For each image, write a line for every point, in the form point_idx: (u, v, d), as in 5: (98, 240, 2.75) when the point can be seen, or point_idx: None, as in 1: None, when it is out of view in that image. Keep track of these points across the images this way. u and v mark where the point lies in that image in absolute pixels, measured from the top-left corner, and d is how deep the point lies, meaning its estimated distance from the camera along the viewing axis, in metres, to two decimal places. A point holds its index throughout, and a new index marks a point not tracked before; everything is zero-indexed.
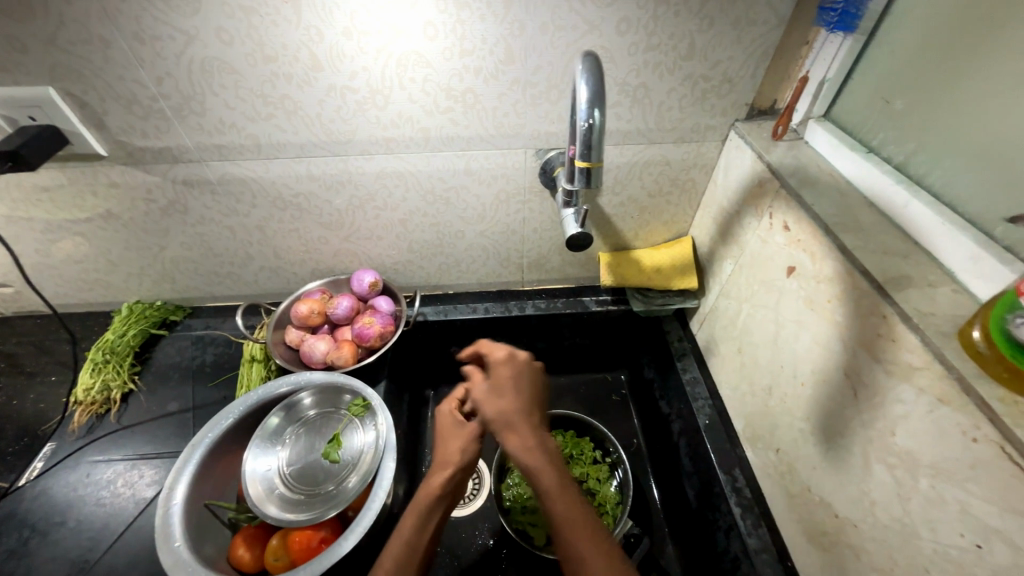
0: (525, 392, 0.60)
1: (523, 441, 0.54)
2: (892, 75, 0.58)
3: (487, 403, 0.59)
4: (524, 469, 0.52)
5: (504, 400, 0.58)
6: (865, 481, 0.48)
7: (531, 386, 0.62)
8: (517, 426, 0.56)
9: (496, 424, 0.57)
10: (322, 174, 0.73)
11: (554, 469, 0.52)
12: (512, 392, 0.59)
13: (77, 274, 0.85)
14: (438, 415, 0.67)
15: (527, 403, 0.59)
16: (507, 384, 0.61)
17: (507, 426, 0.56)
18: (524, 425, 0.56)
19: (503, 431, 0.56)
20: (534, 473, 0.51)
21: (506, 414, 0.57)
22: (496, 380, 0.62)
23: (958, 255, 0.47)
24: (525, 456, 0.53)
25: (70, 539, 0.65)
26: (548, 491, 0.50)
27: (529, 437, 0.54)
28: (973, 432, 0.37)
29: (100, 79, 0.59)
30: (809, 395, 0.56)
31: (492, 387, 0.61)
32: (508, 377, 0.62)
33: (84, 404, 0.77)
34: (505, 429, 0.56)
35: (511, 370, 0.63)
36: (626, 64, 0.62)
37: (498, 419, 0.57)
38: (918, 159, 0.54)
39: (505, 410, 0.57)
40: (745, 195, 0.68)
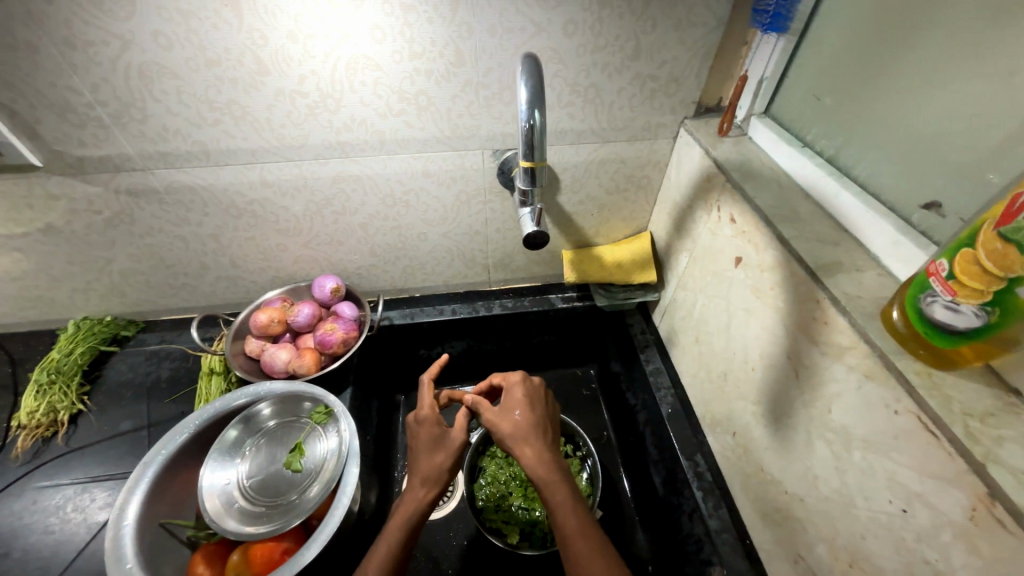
0: (539, 411, 0.64)
1: (538, 455, 0.58)
2: (822, 73, 0.61)
3: (501, 420, 0.62)
4: (539, 481, 0.56)
5: (521, 417, 0.62)
6: (808, 457, 0.51)
7: (540, 404, 0.66)
8: (532, 443, 0.60)
9: (509, 441, 0.60)
10: (276, 179, 0.71)
11: (566, 484, 0.56)
12: (527, 410, 0.63)
13: (16, 292, 0.80)
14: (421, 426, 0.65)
15: (541, 421, 0.63)
16: (521, 402, 0.65)
17: (523, 443, 0.60)
18: (539, 442, 0.60)
19: (518, 446, 0.60)
20: (549, 485, 0.56)
21: (521, 431, 0.61)
22: (511, 399, 0.65)
23: (881, 240, 0.50)
24: (538, 470, 0.57)
25: (17, 570, 0.62)
26: (558, 503, 0.54)
27: (543, 453, 0.58)
28: (895, 405, 0.40)
29: (29, 86, 0.57)
30: (758, 379, 0.59)
31: (506, 406, 0.64)
32: (522, 396, 0.65)
33: (28, 428, 0.73)
34: (519, 445, 0.60)
35: (523, 390, 0.66)
36: (576, 65, 0.64)
37: (513, 436, 0.60)
38: (845, 152, 0.58)
39: (520, 429, 0.61)
40: (695, 189, 0.71)
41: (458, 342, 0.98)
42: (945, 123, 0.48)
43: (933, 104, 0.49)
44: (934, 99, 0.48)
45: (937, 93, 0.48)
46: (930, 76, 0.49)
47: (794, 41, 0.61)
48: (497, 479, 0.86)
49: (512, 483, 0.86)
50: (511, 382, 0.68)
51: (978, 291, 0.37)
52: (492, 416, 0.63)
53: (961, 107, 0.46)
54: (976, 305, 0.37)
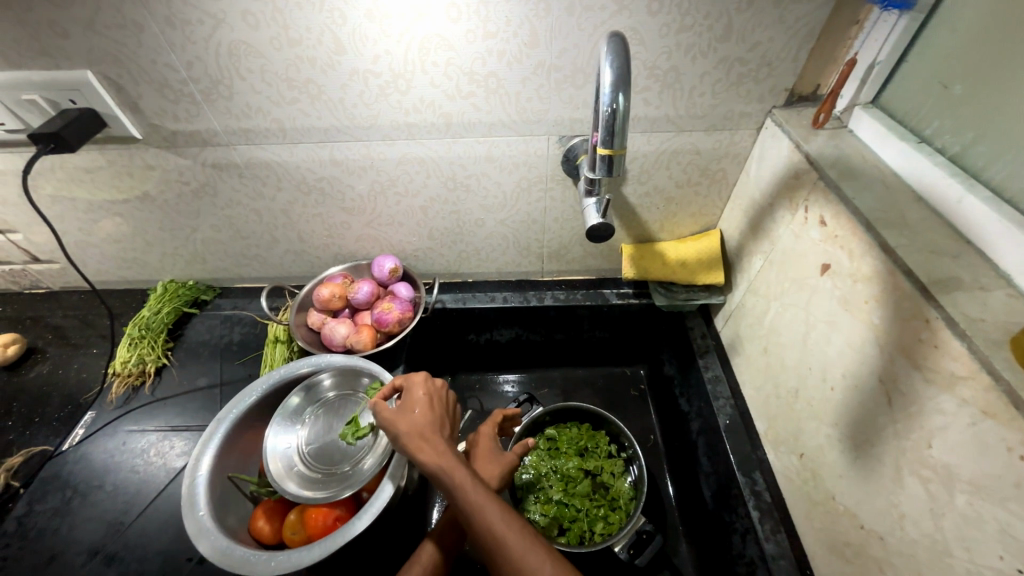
0: (437, 409, 0.57)
1: (436, 452, 0.51)
2: (950, 58, 0.52)
3: (400, 418, 0.55)
4: (444, 480, 0.50)
5: (420, 414, 0.55)
6: (894, 493, 0.46)
7: (438, 399, 0.58)
8: (432, 440, 0.53)
9: (407, 441, 0.52)
10: (345, 159, 0.73)
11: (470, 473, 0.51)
12: (423, 408, 0.56)
13: (116, 253, 0.89)
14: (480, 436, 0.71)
15: (437, 418, 0.56)
16: (420, 400, 0.57)
17: (422, 441, 0.52)
18: (440, 438, 0.53)
19: (416, 446, 0.52)
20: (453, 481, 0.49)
21: (421, 428, 0.53)
22: (407, 395, 0.57)
23: (1014, 256, 0.42)
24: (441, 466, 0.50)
25: (107, 502, 0.69)
26: (467, 499, 0.49)
27: (444, 450, 0.52)
28: (1021, 449, 0.34)
29: (135, 63, 0.61)
30: (838, 400, 0.54)
31: (402, 404, 0.56)
32: (419, 391, 0.58)
33: (121, 375, 0.81)
34: (419, 444, 0.52)
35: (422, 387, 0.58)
36: (658, 46, 0.59)
37: (411, 434, 0.53)
38: (976, 150, 0.49)
39: (417, 427, 0.54)
40: (780, 187, 0.65)
41: (507, 330, 0.97)
42: None
43: None
44: None
45: None
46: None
47: (919, 19, 0.54)
48: (538, 470, 0.87)
49: (552, 476, 0.86)
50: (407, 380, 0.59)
51: None
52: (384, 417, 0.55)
53: None
54: None
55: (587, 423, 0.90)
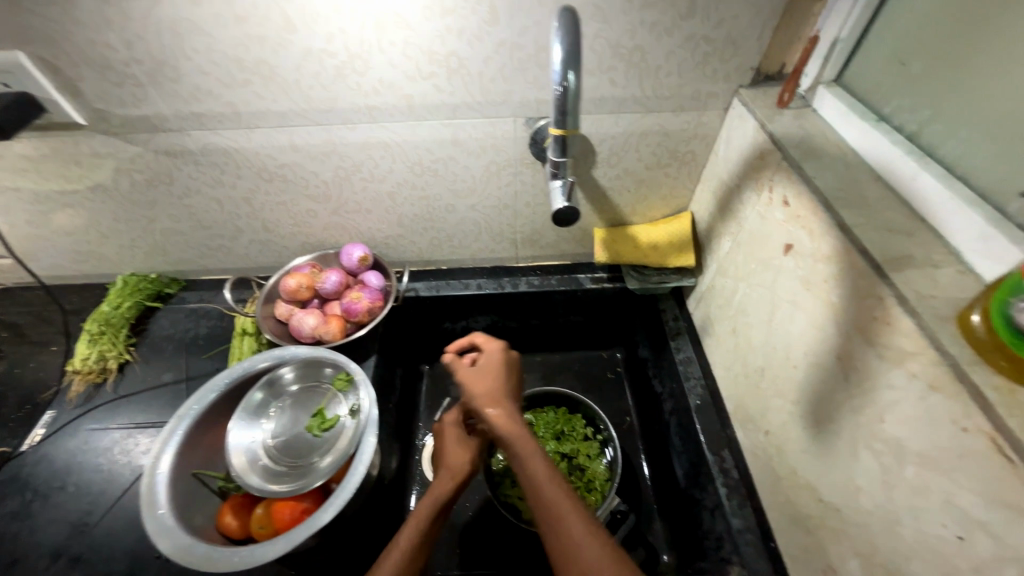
0: (511, 380, 0.63)
1: (505, 413, 0.57)
2: (910, 34, 0.52)
3: (473, 380, 0.61)
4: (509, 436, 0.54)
5: (496, 380, 0.61)
6: (850, 467, 0.47)
7: (514, 372, 0.64)
8: (503, 405, 0.58)
9: (482, 401, 0.59)
10: (306, 144, 0.71)
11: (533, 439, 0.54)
12: (500, 375, 0.62)
13: (71, 246, 0.85)
14: (445, 423, 0.72)
15: (508, 386, 0.61)
16: (497, 368, 0.63)
17: (492, 403, 0.58)
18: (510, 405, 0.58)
19: (489, 405, 0.58)
20: (515, 439, 0.54)
21: (495, 393, 0.59)
22: (487, 363, 0.64)
23: (965, 232, 0.43)
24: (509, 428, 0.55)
25: (69, 503, 0.67)
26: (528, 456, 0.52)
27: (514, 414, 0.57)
28: (964, 421, 0.35)
29: (70, 42, 0.57)
30: (800, 377, 0.55)
31: (480, 368, 0.62)
32: (498, 363, 0.64)
33: (82, 373, 0.78)
34: (492, 404, 0.58)
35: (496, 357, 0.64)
36: (621, 24, 0.58)
37: (485, 396, 0.59)
38: (932, 127, 0.49)
39: (492, 391, 0.60)
40: (746, 167, 0.65)
41: (482, 317, 0.97)
42: None
43: None
44: None
45: None
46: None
47: None
48: None
49: None
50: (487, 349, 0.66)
51: None
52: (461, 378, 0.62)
53: None
54: None
55: (563, 407, 0.90)
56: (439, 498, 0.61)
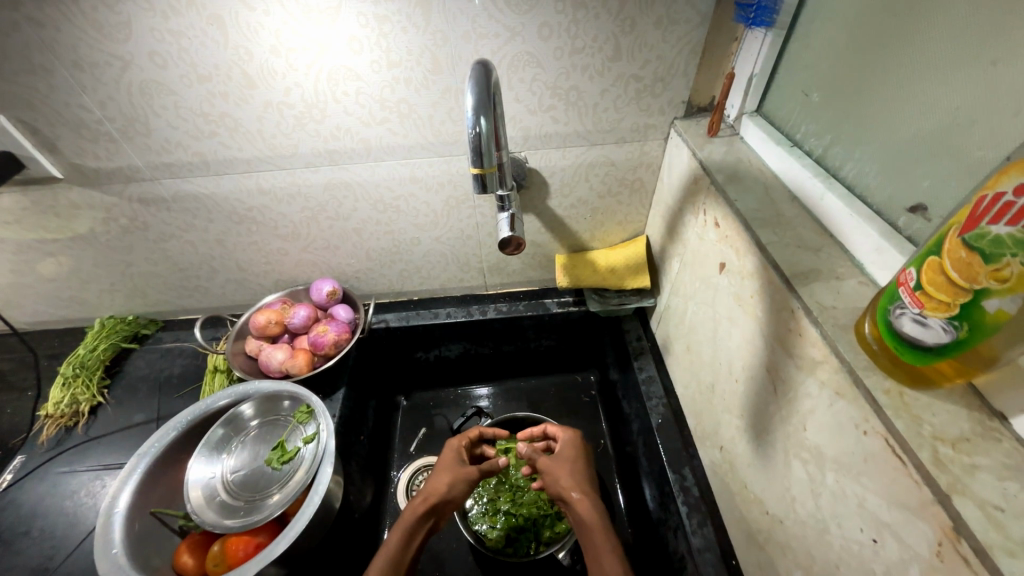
0: (587, 468, 0.70)
1: (585, 500, 0.63)
2: (811, 68, 0.57)
3: (573, 461, 0.69)
4: (588, 527, 0.60)
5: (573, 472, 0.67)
6: (786, 477, 0.48)
7: (590, 458, 0.72)
8: (582, 494, 0.64)
9: (563, 491, 0.65)
10: (272, 187, 0.75)
11: (607, 532, 0.59)
12: (576, 460, 0.70)
13: (51, 292, 0.88)
14: (445, 449, 0.73)
15: (588, 471, 0.69)
16: (573, 452, 0.71)
17: (577, 490, 0.65)
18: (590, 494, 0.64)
19: (570, 495, 0.64)
20: (592, 532, 0.60)
21: (574, 483, 0.66)
22: (565, 455, 0.71)
23: (865, 246, 0.46)
24: (592, 516, 0.61)
25: (32, 549, 0.67)
26: (600, 550, 0.57)
27: (595, 503, 0.63)
28: (863, 425, 0.37)
29: (47, 106, 0.62)
30: (741, 391, 0.56)
31: (564, 458, 0.70)
32: (575, 453, 0.71)
33: (54, 417, 0.80)
34: (571, 493, 0.64)
35: (575, 442, 0.73)
36: (555, 67, 0.63)
37: (570, 482, 0.65)
38: (833, 151, 0.54)
39: (574, 478, 0.66)
40: (685, 193, 0.68)
41: (454, 346, 0.98)
42: (928, 120, 0.43)
43: (914, 98, 0.45)
44: (915, 92, 0.44)
45: (918, 87, 0.44)
46: (906, 67, 0.45)
47: (782, 35, 0.58)
48: (488, 482, 0.86)
49: (502, 488, 0.85)
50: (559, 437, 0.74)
51: (946, 303, 0.32)
52: (548, 461, 0.70)
53: (941, 100, 0.42)
54: (943, 319, 0.32)
55: None
56: (408, 522, 0.61)
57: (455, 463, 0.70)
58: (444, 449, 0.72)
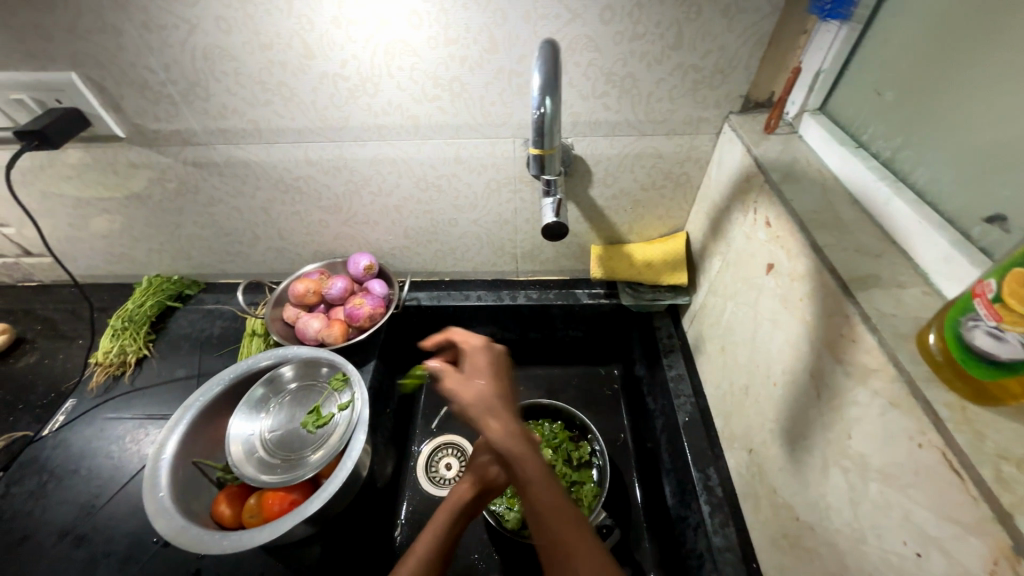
0: (503, 379, 0.56)
1: (505, 425, 0.48)
2: (886, 66, 0.55)
3: (483, 378, 0.54)
4: (509, 456, 0.46)
5: (486, 387, 0.52)
6: (821, 484, 0.47)
7: (504, 372, 0.57)
8: (499, 415, 0.49)
9: (474, 412, 0.50)
10: (320, 159, 0.76)
11: (537, 456, 0.46)
12: (490, 371, 0.55)
13: (105, 247, 0.92)
14: None
15: (503, 386, 0.54)
16: (485, 368, 0.56)
17: (494, 412, 0.49)
18: (507, 411, 0.50)
19: (483, 416, 0.49)
20: (518, 461, 0.45)
21: (483, 402, 0.50)
22: (476, 366, 0.56)
23: (932, 256, 0.45)
24: (510, 440, 0.46)
25: (81, 486, 0.72)
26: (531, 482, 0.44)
27: (516, 424, 0.48)
28: (918, 437, 0.36)
29: (115, 65, 0.64)
30: (779, 395, 0.55)
31: (472, 371, 0.55)
32: (487, 364, 0.56)
33: (103, 365, 0.84)
34: (484, 416, 0.49)
35: (488, 356, 0.58)
36: (613, 53, 0.62)
37: (483, 401, 0.50)
38: (903, 154, 0.52)
39: (488, 395, 0.51)
40: (734, 190, 0.67)
41: (482, 329, 0.99)
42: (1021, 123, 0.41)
43: (1009, 101, 0.42)
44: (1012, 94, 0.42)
45: (1015, 91, 0.42)
46: (1004, 68, 0.43)
47: (858, 29, 0.56)
48: None
49: None
50: (469, 345, 0.60)
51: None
52: (451, 377, 0.53)
53: None
54: (1021, 334, 0.32)
55: (560, 423, 0.90)
56: (456, 504, 0.62)
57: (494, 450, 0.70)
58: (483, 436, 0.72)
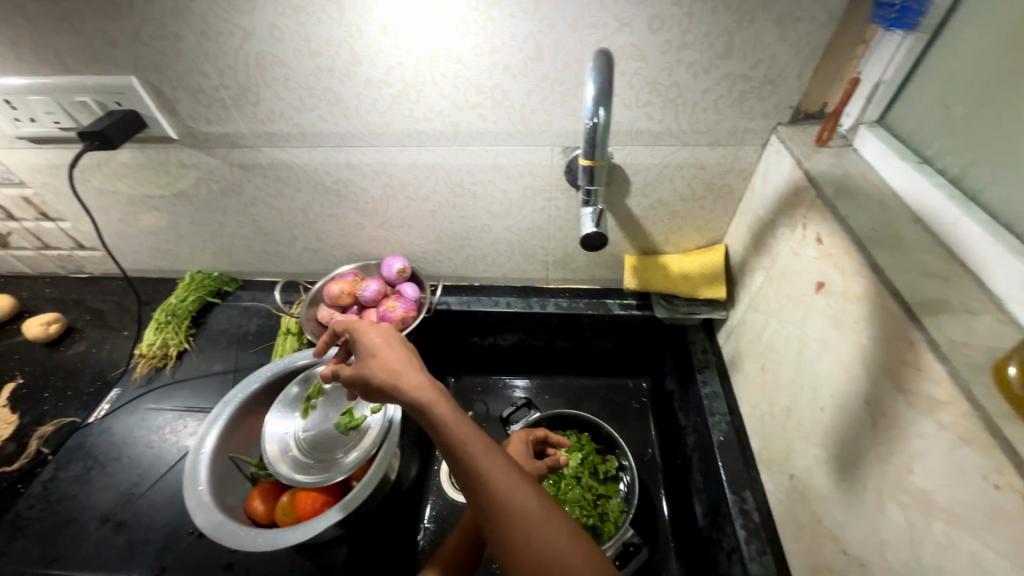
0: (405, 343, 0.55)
1: (417, 379, 0.49)
2: (955, 78, 0.52)
3: (383, 352, 0.52)
4: (421, 408, 0.47)
5: (390, 353, 0.52)
6: (875, 519, 0.44)
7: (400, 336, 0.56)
8: (407, 372, 0.50)
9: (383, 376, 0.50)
10: (360, 163, 0.77)
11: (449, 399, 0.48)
12: (388, 338, 0.54)
13: (152, 243, 0.96)
14: (512, 439, 0.74)
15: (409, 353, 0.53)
16: (380, 337, 0.55)
17: (402, 371, 0.50)
18: (416, 367, 0.51)
19: (392, 378, 0.49)
20: (431, 407, 0.47)
21: (391, 364, 0.51)
22: (368, 339, 0.55)
23: (1008, 281, 0.42)
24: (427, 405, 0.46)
25: (123, 473, 0.74)
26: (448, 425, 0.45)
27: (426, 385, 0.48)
28: (994, 478, 0.33)
29: (173, 70, 0.67)
30: (828, 420, 0.53)
31: (373, 342, 0.54)
32: (379, 334, 0.55)
33: (146, 357, 0.87)
34: (393, 376, 0.49)
35: (380, 326, 0.56)
36: (659, 62, 0.61)
37: (391, 361, 0.51)
38: (976, 172, 0.49)
39: (391, 358, 0.51)
40: (781, 204, 0.64)
41: (510, 336, 0.99)
42: None
43: None
44: None
45: None
46: None
47: (924, 39, 0.53)
48: None
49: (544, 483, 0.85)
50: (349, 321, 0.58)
51: None
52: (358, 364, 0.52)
53: None
54: None
55: (587, 435, 0.88)
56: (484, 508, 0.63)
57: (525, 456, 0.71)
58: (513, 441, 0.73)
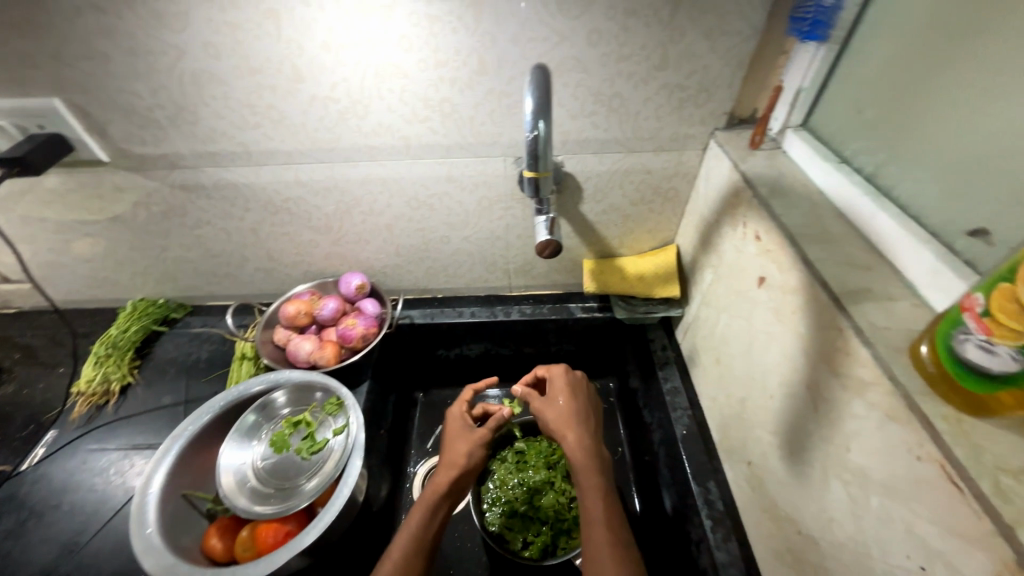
0: (583, 401, 0.68)
1: (577, 441, 0.61)
2: (865, 86, 0.58)
3: (560, 410, 0.66)
4: (575, 465, 0.59)
5: (563, 407, 0.66)
6: (823, 497, 0.47)
7: (581, 390, 0.70)
8: (573, 430, 0.63)
9: (553, 424, 0.65)
10: (310, 180, 0.75)
11: (596, 473, 0.58)
12: (568, 394, 0.68)
13: (86, 272, 0.90)
14: (449, 416, 0.70)
15: (584, 412, 0.66)
16: (562, 390, 0.69)
17: (570, 429, 0.63)
18: (580, 429, 0.63)
19: (561, 431, 0.64)
20: (581, 470, 0.58)
21: (564, 419, 0.65)
22: (554, 389, 0.69)
23: (919, 268, 0.46)
24: (578, 456, 0.60)
25: (63, 522, 0.69)
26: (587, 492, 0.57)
27: (585, 442, 0.62)
28: (917, 450, 0.36)
29: (101, 91, 0.64)
30: (776, 407, 0.56)
31: (552, 395, 0.69)
32: (563, 387, 0.69)
33: (85, 394, 0.81)
34: (562, 430, 0.64)
35: (567, 380, 0.70)
36: (600, 74, 0.63)
37: (562, 422, 0.64)
38: (887, 170, 0.54)
39: (565, 416, 0.65)
40: (722, 204, 0.68)
41: (475, 346, 0.98)
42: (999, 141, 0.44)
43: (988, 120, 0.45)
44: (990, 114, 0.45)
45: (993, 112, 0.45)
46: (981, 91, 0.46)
47: (835, 49, 0.58)
48: (505, 483, 0.84)
49: (515, 488, 0.83)
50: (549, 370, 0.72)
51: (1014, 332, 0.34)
52: (545, 407, 0.67)
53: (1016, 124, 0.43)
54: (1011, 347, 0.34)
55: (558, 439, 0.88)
56: (432, 497, 0.60)
57: (466, 430, 0.67)
58: (448, 418, 0.69)
